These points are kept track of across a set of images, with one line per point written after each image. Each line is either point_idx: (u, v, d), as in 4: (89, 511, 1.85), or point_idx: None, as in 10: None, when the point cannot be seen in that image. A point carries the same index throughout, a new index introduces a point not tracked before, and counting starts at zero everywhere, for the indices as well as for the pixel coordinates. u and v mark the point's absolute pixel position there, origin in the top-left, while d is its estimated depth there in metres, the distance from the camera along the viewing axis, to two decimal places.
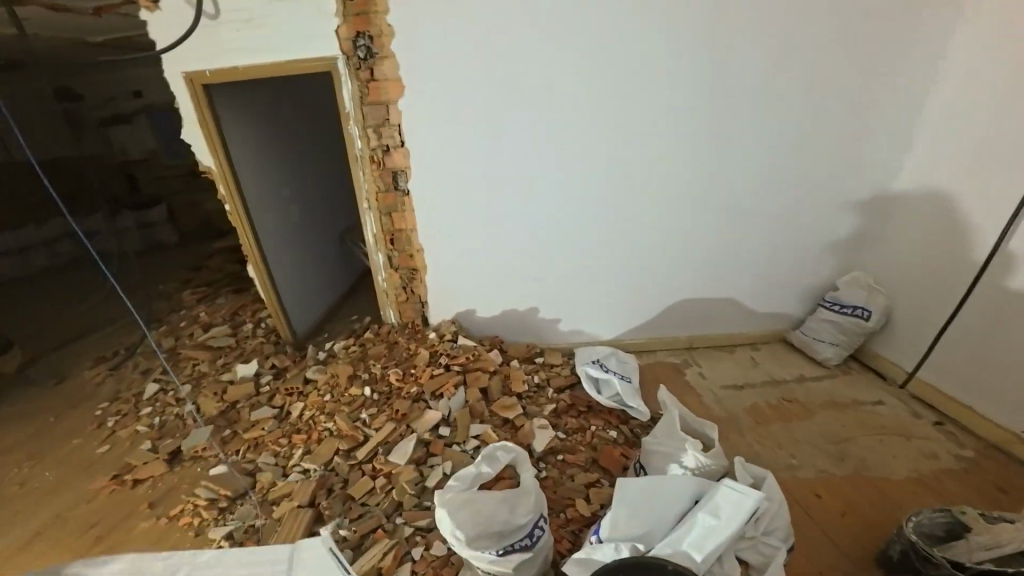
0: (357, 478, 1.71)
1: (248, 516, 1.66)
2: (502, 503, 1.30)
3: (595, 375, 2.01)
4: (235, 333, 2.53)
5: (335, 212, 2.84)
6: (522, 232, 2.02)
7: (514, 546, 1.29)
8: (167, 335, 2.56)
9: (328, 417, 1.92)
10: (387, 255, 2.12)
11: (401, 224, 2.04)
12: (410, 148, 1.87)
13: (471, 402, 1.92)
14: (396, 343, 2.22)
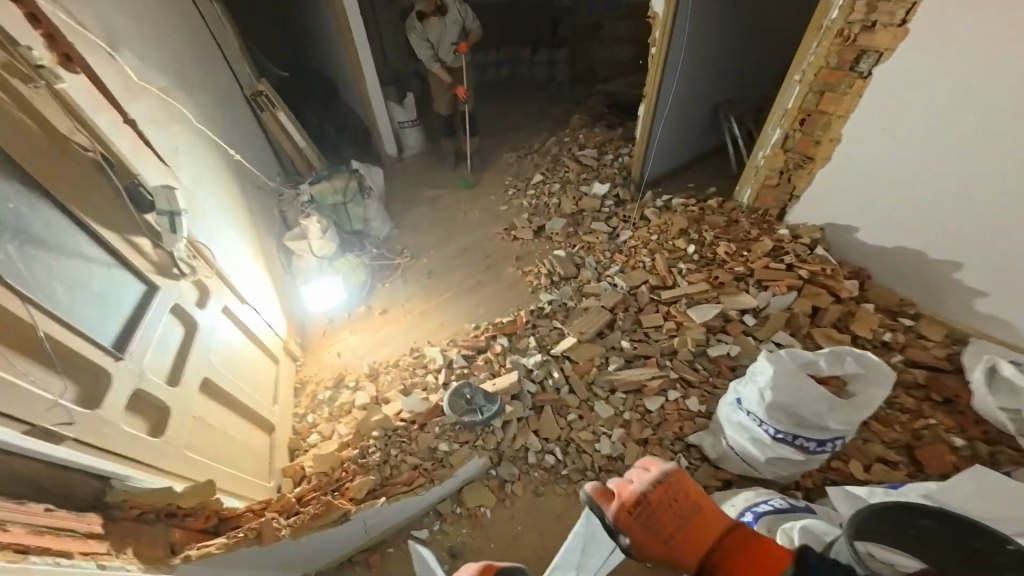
0: (651, 312, 1.92)
1: (565, 296, 2.12)
2: (827, 400, 1.17)
3: (1009, 376, 1.49)
4: (598, 159, 2.94)
5: (740, 70, 2.63)
6: (983, 184, 1.51)
7: (796, 442, 1.20)
8: (551, 144, 3.18)
9: (649, 255, 2.16)
10: (787, 133, 1.91)
11: (827, 106, 1.75)
12: (910, 27, 1.45)
13: (796, 310, 1.80)
14: (736, 222, 2.18)
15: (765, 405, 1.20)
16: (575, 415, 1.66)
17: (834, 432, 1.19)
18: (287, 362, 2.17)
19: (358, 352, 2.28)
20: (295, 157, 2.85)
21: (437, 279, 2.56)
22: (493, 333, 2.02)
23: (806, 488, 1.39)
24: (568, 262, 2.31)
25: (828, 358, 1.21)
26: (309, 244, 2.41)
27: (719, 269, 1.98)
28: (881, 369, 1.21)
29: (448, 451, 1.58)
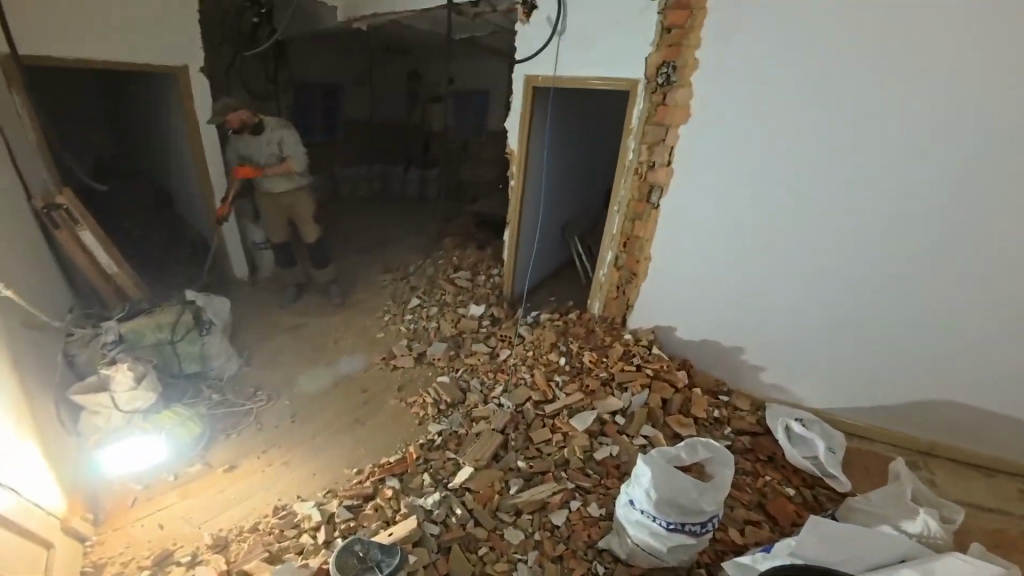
0: (540, 426, 2.02)
1: (456, 423, 2.10)
2: (697, 485, 1.38)
3: (799, 433, 2.00)
4: (471, 281, 3.22)
5: (571, 207, 3.37)
6: (744, 273, 2.12)
7: (686, 527, 1.37)
8: (426, 267, 3.39)
9: (528, 369, 2.35)
10: (615, 256, 2.50)
11: (639, 231, 2.38)
12: (674, 169, 2.16)
13: (651, 406, 2.10)
14: (593, 330, 2.59)
15: (653, 502, 1.36)
16: (485, 547, 1.54)
17: (707, 517, 1.39)
18: (67, 548, 1.56)
19: (193, 520, 1.74)
20: (101, 284, 2.41)
21: (307, 417, 2.24)
22: (379, 477, 1.81)
23: (705, 563, 1.56)
24: (455, 387, 2.34)
25: (685, 449, 1.48)
26: (113, 396, 1.90)
27: (589, 377, 2.26)
28: (724, 452, 1.50)
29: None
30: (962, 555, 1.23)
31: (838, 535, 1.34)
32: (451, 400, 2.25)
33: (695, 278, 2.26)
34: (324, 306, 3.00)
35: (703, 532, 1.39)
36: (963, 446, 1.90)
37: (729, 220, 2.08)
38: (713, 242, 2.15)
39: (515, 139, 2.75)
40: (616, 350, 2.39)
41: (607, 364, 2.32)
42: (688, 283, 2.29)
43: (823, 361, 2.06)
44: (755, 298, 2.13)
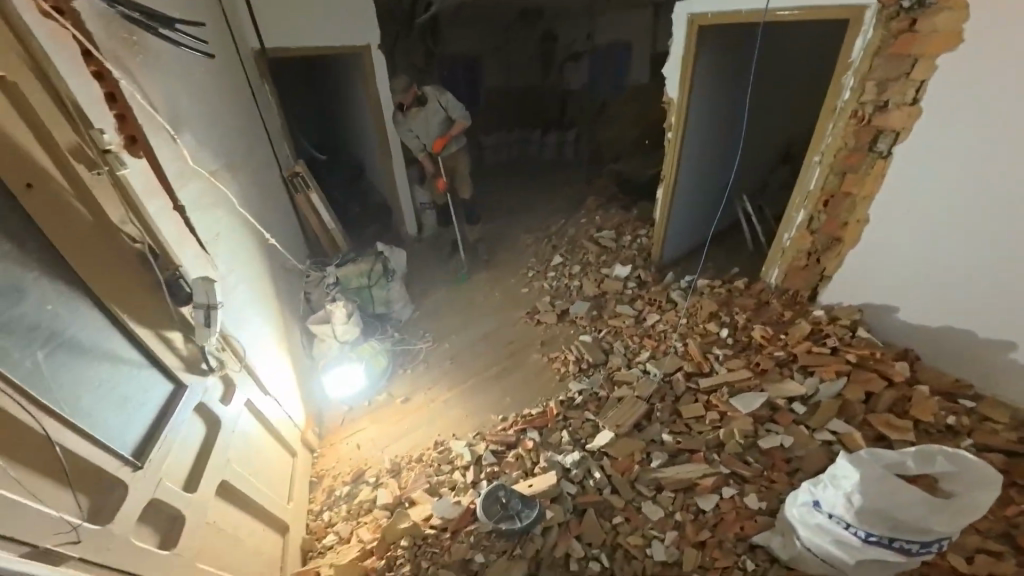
0: (690, 401, 1.83)
1: (596, 384, 2.03)
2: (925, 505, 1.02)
3: None
4: (617, 242, 3.02)
5: (744, 155, 2.78)
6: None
7: (892, 543, 1.07)
8: (569, 227, 3.31)
9: (679, 338, 2.12)
10: (812, 215, 1.99)
11: (851, 186, 1.83)
12: (925, 110, 1.54)
13: (848, 398, 1.69)
14: (766, 303, 2.18)
15: (851, 511, 1.08)
16: (621, 517, 1.50)
17: (931, 535, 1.05)
18: (302, 448, 2.05)
19: (378, 444, 2.15)
20: (325, 237, 2.96)
21: (461, 364, 2.49)
22: (521, 427, 1.90)
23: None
24: (597, 346, 2.27)
25: (914, 455, 1.08)
26: (333, 326, 2.39)
27: (757, 354, 1.94)
28: (979, 466, 1.04)
29: (485, 562, 1.44)
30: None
31: None
32: (594, 360, 2.20)
33: (941, 257, 1.63)
34: (474, 265, 3.20)
35: (917, 547, 1.07)
36: None
37: (1015, 190, 1.41)
38: (982, 204, 1.49)
39: (673, 87, 2.34)
40: (801, 326, 1.98)
41: (788, 340, 1.94)
42: (927, 256, 1.66)
43: None
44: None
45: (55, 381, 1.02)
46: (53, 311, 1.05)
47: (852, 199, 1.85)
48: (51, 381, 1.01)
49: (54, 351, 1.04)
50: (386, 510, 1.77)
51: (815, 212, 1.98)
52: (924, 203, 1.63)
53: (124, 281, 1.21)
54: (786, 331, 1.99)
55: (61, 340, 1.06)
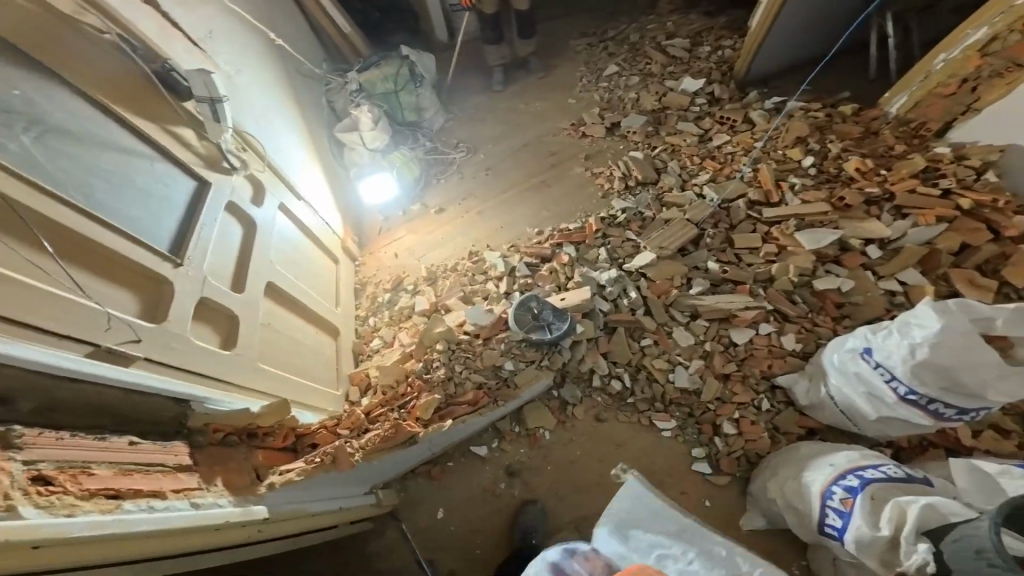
0: (747, 231, 1.69)
1: (643, 203, 1.89)
2: (996, 367, 0.96)
3: None
4: (689, 52, 2.44)
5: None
6: None
7: (927, 406, 1.04)
8: (631, 32, 2.64)
9: (752, 161, 1.86)
10: (996, 34, 1.46)
11: None
12: None
13: (938, 246, 1.52)
14: (873, 133, 1.81)
15: (905, 364, 1.02)
16: (650, 339, 1.55)
17: (980, 402, 1.00)
18: (345, 262, 2.11)
19: (414, 254, 2.18)
20: (339, 42, 2.50)
21: (496, 181, 2.30)
22: (558, 241, 1.86)
23: (898, 447, 1.30)
24: (648, 167, 2.01)
25: (1009, 316, 0.96)
26: (361, 134, 2.21)
27: (844, 188, 1.69)
28: None
29: (513, 369, 1.57)
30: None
31: None
32: (647, 177, 1.98)
33: None
34: (514, 72, 2.69)
35: (956, 413, 1.04)
36: None
37: None
38: None
39: None
40: (914, 159, 1.68)
41: (886, 176, 1.67)
42: None
43: None
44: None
45: (56, 169, 0.90)
46: (25, 98, 0.88)
47: None
48: (57, 171, 0.90)
49: (46, 138, 0.89)
50: (424, 317, 1.88)
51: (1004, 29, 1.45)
52: None
53: (77, 50, 0.99)
54: (884, 170, 1.68)
55: (44, 126, 0.90)
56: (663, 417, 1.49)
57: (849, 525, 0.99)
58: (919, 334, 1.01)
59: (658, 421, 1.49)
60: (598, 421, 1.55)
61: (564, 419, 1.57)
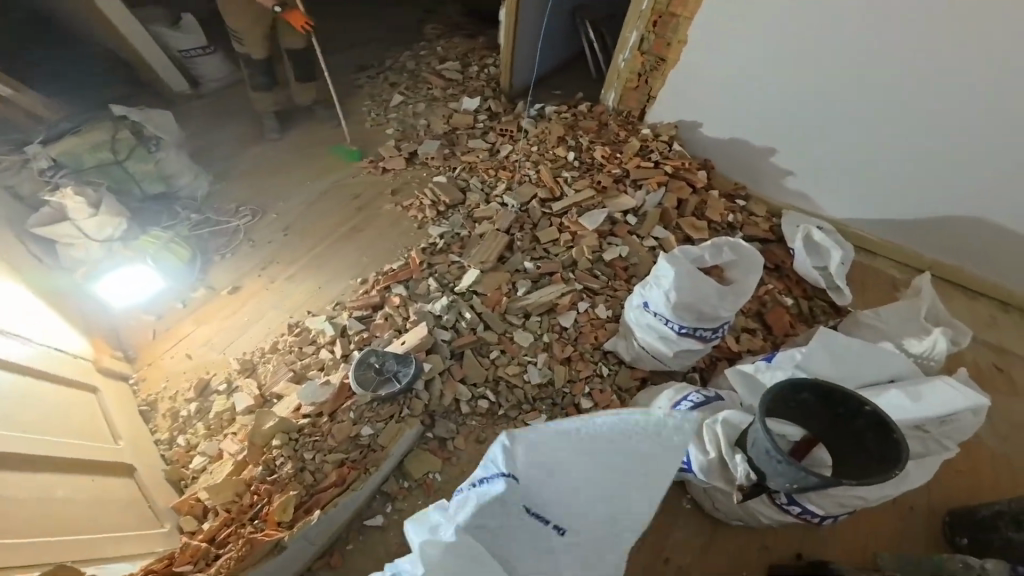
0: (546, 227, 1.92)
1: (457, 225, 1.98)
2: (718, 292, 1.29)
3: (816, 240, 1.98)
4: (462, 73, 2.63)
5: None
6: (786, 115, 1.90)
7: (696, 333, 1.35)
8: (404, 61, 2.72)
9: (533, 166, 2.11)
10: (643, 36, 2.02)
11: (677, 7, 1.88)
12: None
13: (666, 206, 2.02)
14: (606, 125, 2.26)
15: (669, 306, 1.31)
16: (497, 350, 1.63)
17: (718, 322, 1.35)
18: (111, 385, 1.65)
19: (216, 346, 1.83)
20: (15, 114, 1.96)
21: (301, 236, 2.10)
22: (385, 285, 1.81)
23: (700, 369, 1.68)
24: (448, 189, 2.10)
25: (709, 251, 1.34)
26: (77, 225, 1.81)
27: (602, 172, 2.07)
28: (751, 256, 1.36)
29: (374, 432, 1.46)
30: (948, 381, 1.23)
31: (848, 348, 1.28)
32: (451, 202, 2.07)
33: (737, 82, 1.91)
34: (289, 119, 2.49)
35: (710, 334, 1.37)
36: (976, 272, 1.98)
37: (790, 30, 1.71)
38: (773, 32, 1.75)
39: None
40: (633, 141, 2.18)
41: (625, 157, 2.11)
42: (730, 81, 1.93)
43: (856, 166, 1.90)
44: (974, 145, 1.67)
45: None
46: None
47: (676, 22, 1.92)
48: None
49: None
50: (251, 415, 1.60)
51: (645, 34, 2.02)
52: (737, 33, 1.81)
53: None
54: (622, 153, 2.13)
55: None
56: (533, 415, 1.57)
57: (691, 460, 1.19)
58: (670, 288, 1.29)
59: (530, 421, 1.56)
60: (482, 445, 1.55)
61: (448, 455, 1.52)
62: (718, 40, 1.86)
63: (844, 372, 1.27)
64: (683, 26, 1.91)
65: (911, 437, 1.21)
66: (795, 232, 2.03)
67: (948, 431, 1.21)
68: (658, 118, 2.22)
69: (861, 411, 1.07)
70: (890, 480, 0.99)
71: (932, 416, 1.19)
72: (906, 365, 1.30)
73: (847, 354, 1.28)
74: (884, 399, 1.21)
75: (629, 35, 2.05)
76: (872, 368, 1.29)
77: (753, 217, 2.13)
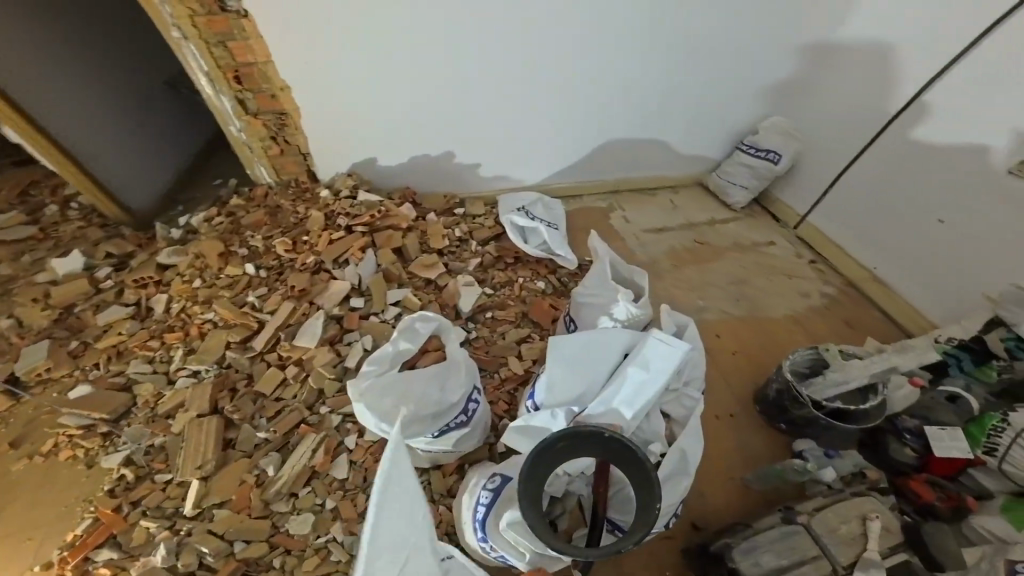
0: (262, 372, 1.64)
1: (140, 437, 1.53)
2: (427, 380, 1.25)
3: (522, 225, 2.04)
4: (64, 218, 1.97)
5: (111, 32, 1.88)
6: (429, 116, 1.85)
7: (449, 427, 1.27)
8: None
9: (206, 308, 1.73)
10: (236, 98, 1.65)
11: (244, 57, 1.56)
12: None
13: (383, 267, 1.86)
14: (280, 207, 1.93)
15: (392, 432, 1.21)
16: (274, 558, 1.36)
17: (456, 406, 1.27)
18: None
19: None
20: None
21: None
22: (80, 559, 1.34)
23: (508, 410, 1.65)
24: (111, 400, 1.58)
25: (401, 339, 1.34)
26: None
27: (293, 266, 1.81)
28: (442, 319, 1.37)
29: None
30: (656, 333, 1.30)
31: (574, 359, 1.31)
32: (123, 407, 1.58)
33: (361, 110, 1.77)
34: None
35: (463, 418, 1.29)
36: (636, 176, 2.38)
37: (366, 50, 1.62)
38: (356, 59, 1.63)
39: None
40: (313, 212, 1.89)
41: (315, 237, 1.85)
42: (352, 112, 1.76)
43: (508, 142, 2.03)
44: (558, 95, 1.94)
45: None
46: None
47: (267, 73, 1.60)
48: None
49: None
50: None
51: (240, 93, 1.64)
52: (323, 69, 1.63)
53: None
54: (303, 234, 1.86)
55: None
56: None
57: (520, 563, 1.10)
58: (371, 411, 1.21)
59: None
60: None
61: None
62: (317, 79, 1.65)
63: (584, 380, 1.31)
64: (270, 74, 1.61)
65: (666, 400, 1.31)
66: (507, 220, 2.05)
67: (681, 376, 1.32)
68: (337, 172, 1.95)
69: (606, 440, 1.06)
70: (658, 502, 1.00)
71: (661, 376, 1.27)
72: (628, 332, 1.36)
73: (579, 364, 1.32)
74: (625, 383, 1.27)
75: (219, 106, 1.66)
76: (605, 354, 1.34)
77: (484, 221, 2.12)
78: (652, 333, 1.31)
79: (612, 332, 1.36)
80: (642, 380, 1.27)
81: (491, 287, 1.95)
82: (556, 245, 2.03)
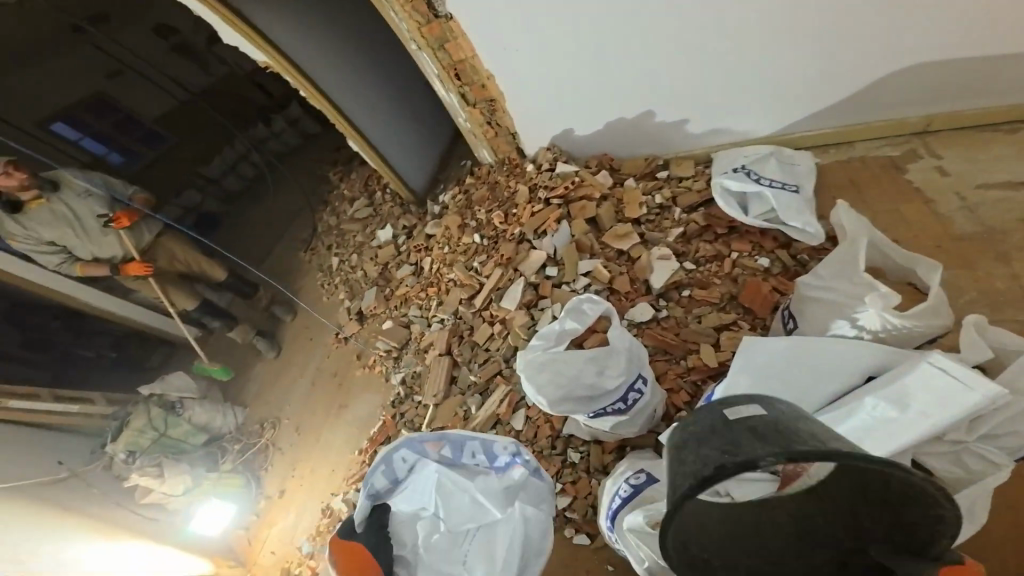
0: (479, 325, 1.98)
1: (411, 364, 2.13)
2: (587, 364, 1.30)
3: (739, 190, 1.66)
4: (371, 204, 2.78)
5: (392, 57, 2.49)
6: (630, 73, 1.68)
7: (607, 410, 1.35)
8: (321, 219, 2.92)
9: (449, 269, 2.16)
10: (459, 93, 1.97)
11: (459, 54, 1.81)
12: None
13: (576, 237, 1.88)
14: (497, 183, 2.20)
15: (549, 404, 1.34)
16: None
17: (612, 393, 1.32)
18: None
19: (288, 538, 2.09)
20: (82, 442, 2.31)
21: (309, 420, 2.32)
22: (372, 450, 2.02)
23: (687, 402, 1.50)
24: (393, 332, 2.25)
25: (570, 317, 1.38)
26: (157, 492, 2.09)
27: (504, 236, 2.05)
28: (604, 303, 1.38)
29: None
30: (930, 357, 1.00)
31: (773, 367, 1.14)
32: (400, 341, 2.21)
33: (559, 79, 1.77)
34: None
35: (620, 403, 1.34)
36: (968, 106, 1.56)
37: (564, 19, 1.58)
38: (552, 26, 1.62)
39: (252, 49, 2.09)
40: (520, 186, 2.08)
41: (521, 210, 2.04)
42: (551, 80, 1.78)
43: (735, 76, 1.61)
44: None
45: None
46: None
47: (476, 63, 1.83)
48: None
49: None
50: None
51: (460, 87, 1.95)
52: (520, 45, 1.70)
53: None
54: (511, 208, 2.08)
55: None
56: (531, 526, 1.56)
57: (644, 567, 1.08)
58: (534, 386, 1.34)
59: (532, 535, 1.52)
60: None
61: None
62: (515, 58, 1.75)
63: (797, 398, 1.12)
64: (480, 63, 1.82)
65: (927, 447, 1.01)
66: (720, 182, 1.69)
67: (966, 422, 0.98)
68: (541, 147, 2.07)
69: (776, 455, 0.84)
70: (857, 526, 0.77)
71: (929, 414, 0.97)
72: (878, 350, 1.09)
73: (790, 377, 1.13)
74: (865, 413, 1.02)
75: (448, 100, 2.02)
76: (831, 372, 1.11)
77: (692, 183, 1.83)
78: (922, 358, 1.01)
79: (851, 346, 1.12)
80: (898, 415, 0.99)
81: (694, 263, 1.70)
82: (790, 213, 1.57)
